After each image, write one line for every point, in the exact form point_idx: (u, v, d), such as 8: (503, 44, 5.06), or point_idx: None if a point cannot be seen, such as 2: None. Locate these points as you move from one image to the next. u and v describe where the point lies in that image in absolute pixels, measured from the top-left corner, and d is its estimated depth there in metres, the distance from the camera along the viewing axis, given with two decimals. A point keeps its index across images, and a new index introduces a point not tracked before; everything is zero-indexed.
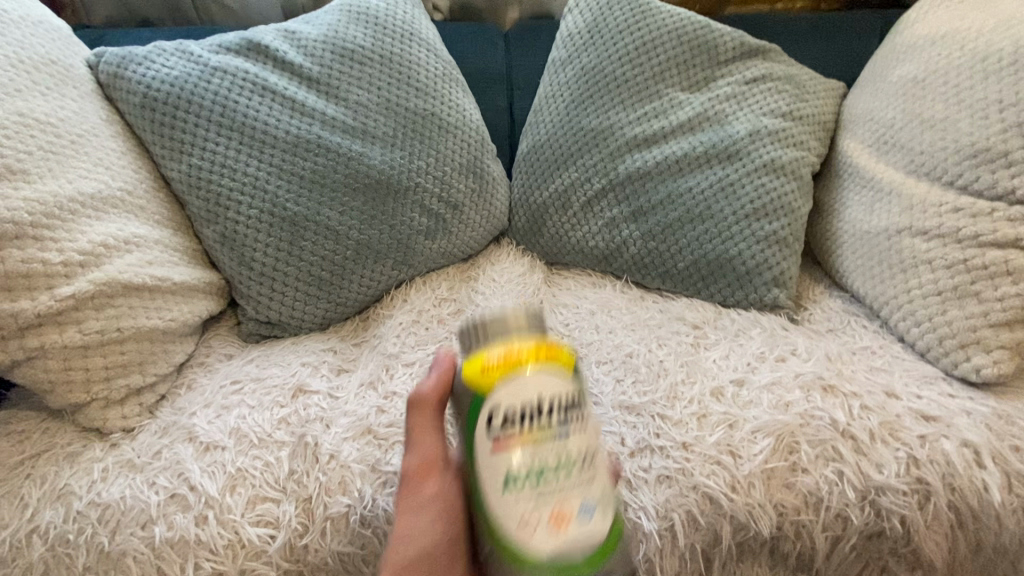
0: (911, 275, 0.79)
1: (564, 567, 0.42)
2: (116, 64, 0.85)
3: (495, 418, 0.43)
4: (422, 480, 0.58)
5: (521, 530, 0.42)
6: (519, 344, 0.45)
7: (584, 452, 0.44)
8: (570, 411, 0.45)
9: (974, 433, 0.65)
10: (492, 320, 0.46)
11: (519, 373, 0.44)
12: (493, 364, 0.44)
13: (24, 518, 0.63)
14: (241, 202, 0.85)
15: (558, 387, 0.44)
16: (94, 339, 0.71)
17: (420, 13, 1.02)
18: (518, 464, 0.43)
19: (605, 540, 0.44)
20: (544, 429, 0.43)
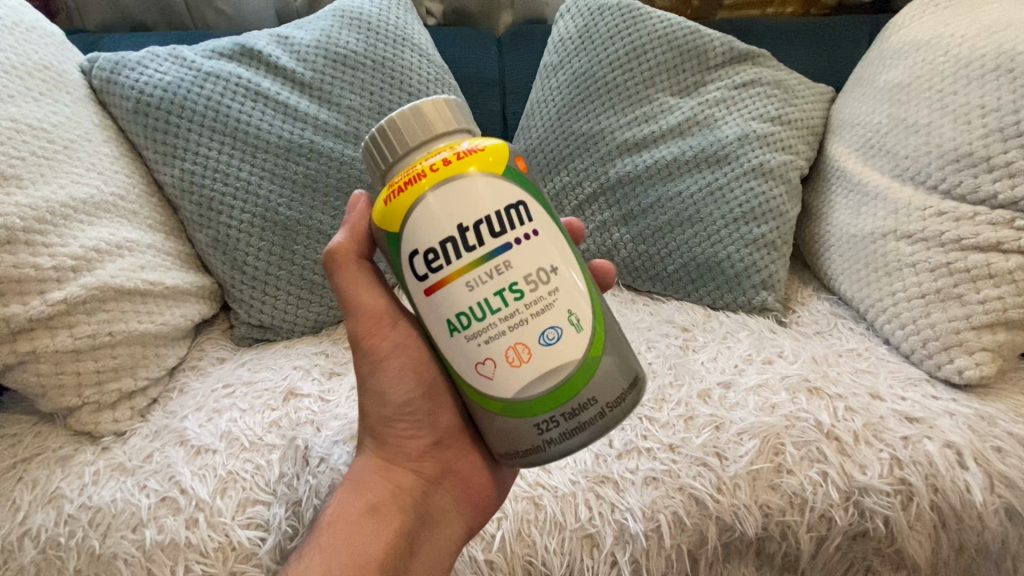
0: (896, 278, 0.80)
1: (535, 403, 0.42)
2: (108, 70, 0.86)
3: (419, 230, 0.42)
4: (376, 342, 0.55)
5: (481, 367, 0.42)
6: (434, 159, 0.43)
7: (537, 271, 0.42)
8: (509, 211, 0.42)
9: (956, 434, 0.66)
10: (392, 136, 0.44)
11: (443, 177, 0.42)
12: (406, 182, 0.43)
13: (15, 522, 0.64)
14: (234, 206, 0.85)
15: (490, 192, 0.42)
16: (86, 343, 0.72)
17: (412, 18, 1.03)
18: (456, 299, 0.42)
19: (579, 365, 0.42)
20: (477, 252, 0.41)
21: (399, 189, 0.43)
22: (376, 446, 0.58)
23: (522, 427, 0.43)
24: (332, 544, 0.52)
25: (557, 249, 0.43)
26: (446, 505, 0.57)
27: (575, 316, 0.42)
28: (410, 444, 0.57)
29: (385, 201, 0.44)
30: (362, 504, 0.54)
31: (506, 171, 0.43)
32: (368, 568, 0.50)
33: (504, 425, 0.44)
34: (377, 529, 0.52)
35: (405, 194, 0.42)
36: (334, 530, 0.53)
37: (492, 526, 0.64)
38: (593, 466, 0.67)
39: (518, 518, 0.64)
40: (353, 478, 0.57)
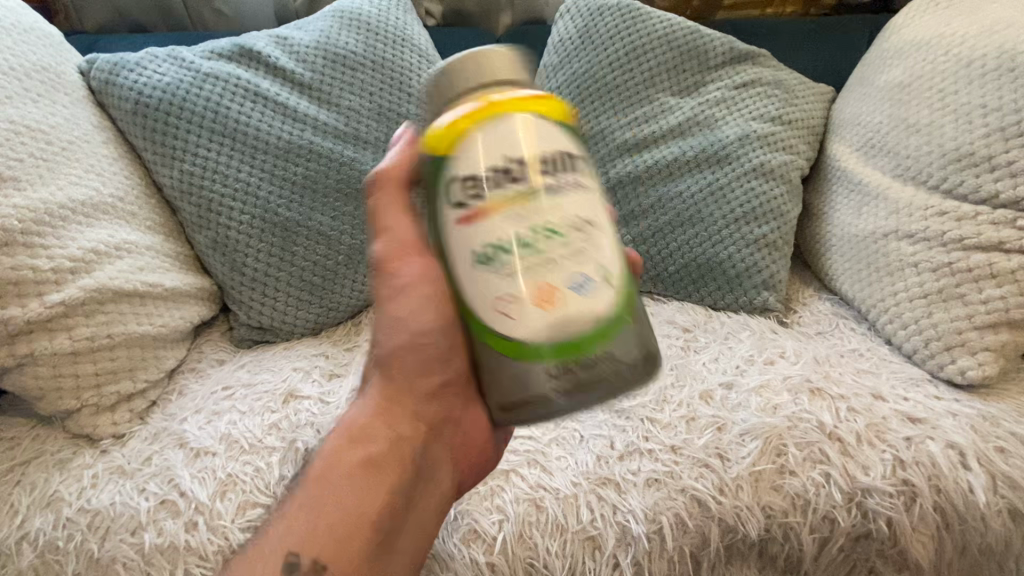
0: (897, 278, 0.80)
1: (558, 349, 0.38)
2: (107, 70, 0.85)
3: (472, 161, 0.39)
4: (392, 269, 0.51)
5: (500, 305, 0.39)
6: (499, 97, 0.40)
7: (579, 218, 0.39)
8: (565, 158, 0.40)
9: (959, 435, 0.66)
10: (452, 69, 0.41)
11: (492, 114, 0.40)
12: (468, 114, 0.40)
13: (14, 526, 0.63)
14: (233, 208, 0.85)
15: (550, 138, 0.40)
16: (84, 346, 0.71)
17: (412, 19, 1.03)
18: (496, 229, 0.38)
19: (609, 320, 0.39)
20: (529, 188, 0.39)
21: (458, 119, 0.40)
22: (380, 387, 0.53)
23: (538, 375, 0.39)
24: (319, 502, 0.49)
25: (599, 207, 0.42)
26: (439, 458, 0.54)
27: (607, 268, 0.40)
28: (417, 384, 0.52)
29: (438, 129, 0.41)
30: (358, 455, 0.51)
31: (569, 125, 0.42)
32: (355, 530, 0.48)
33: (514, 370, 0.39)
34: (369, 485, 0.50)
35: (464, 125, 0.40)
36: (324, 487, 0.50)
37: (494, 528, 0.63)
38: (594, 468, 0.67)
39: (519, 520, 0.64)
40: (354, 423, 0.53)
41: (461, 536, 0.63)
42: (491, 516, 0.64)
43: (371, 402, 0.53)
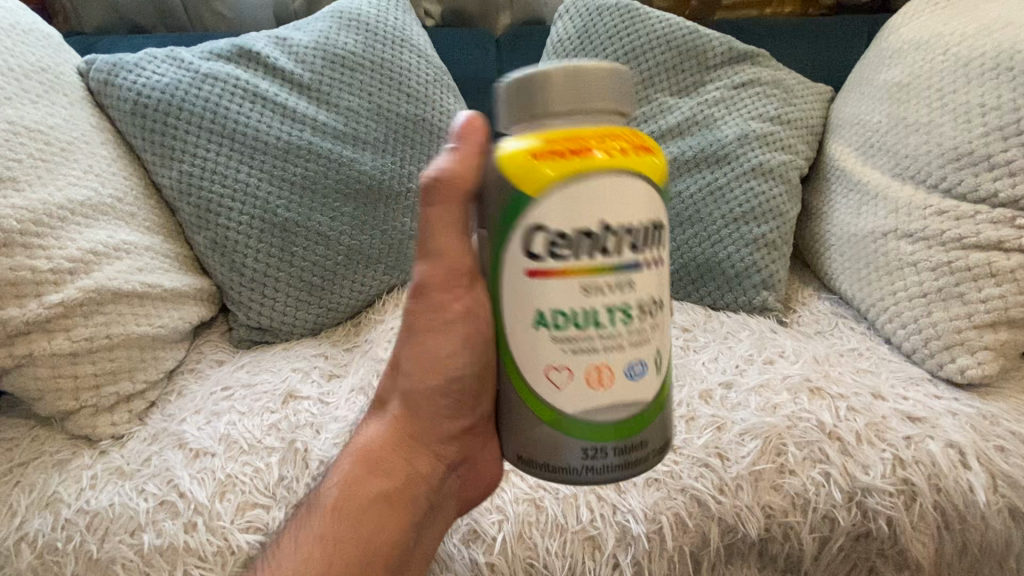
0: (897, 277, 0.80)
1: (590, 429, 0.41)
2: (106, 71, 0.85)
3: (554, 210, 0.38)
4: (436, 296, 0.53)
5: (554, 373, 0.40)
6: (602, 145, 0.38)
7: (651, 302, 0.40)
8: (652, 229, 0.40)
9: (958, 434, 0.66)
10: (548, 85, 0.38)
11: (584, 168, 0.37)
12: (563, 154, 0.38)
13: (13, 527, 0.63)
14: (232, 208, 0.85)
15: (636, 200, 0.39)
16: (83, 346, 0.71)
17: (411, 19, 1.03)
18: (565, 299, 0.39)
19: (648, 407, 0.42)
20: (610, 259, 0.38)
21: (550, 156, 0.38)
22: (398, 420, 0.57)
23: (568, 441, 0.41)
24: (338, 530, 0.53)
25: (669, 291, 0.42)
26: (449, 492, 0.59)
27: (660, 354, 0.42)
28: (438, 426, 0.56)
29: (529, 158, 0.38)
30: (374, 488, 0.55)
31: (661, 183, 0.40)
32: (368, 562, 0.52)
33: (546, 434, 0.42)
34: (385, 516, 0.54)
35: (555, 161, 0.38)
36: (340, 516, 0.54)
37: (493, 529, 0.63)
38: None
39: (519, 520, 0.64)
40: (372, 452, 0.57)
41: (460, 536, 0.63)
42: (491, 516, 0.64)
43: (386, 436, 0.57)
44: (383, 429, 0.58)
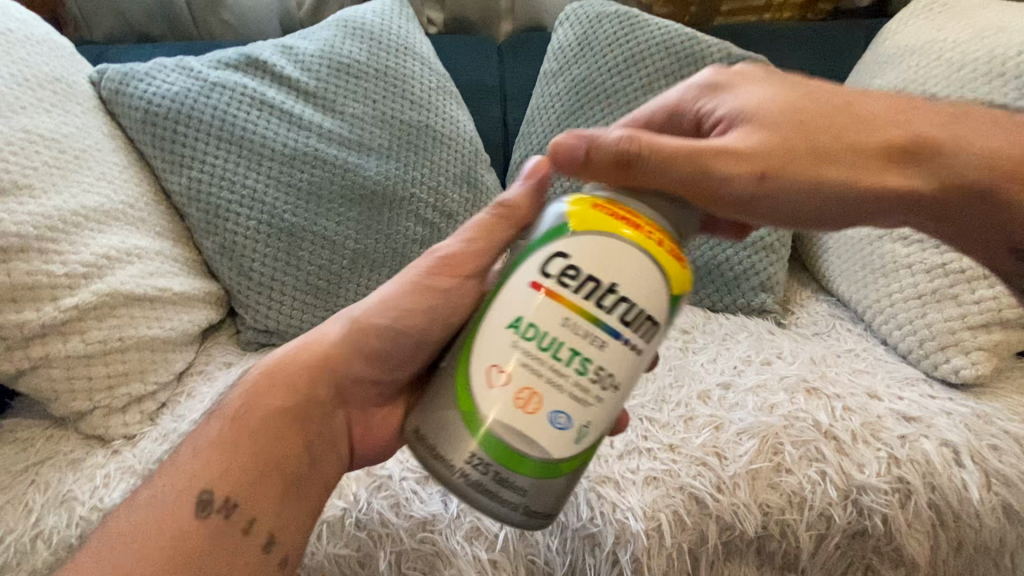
0: (891, 279, 0.82)
1: (484, 437, 0.41)
2: (118, 80, 0.87)
3: (584, 250, 0.41)
4: (441, 272, 0.54)
5: (495, 374, 0.41)
6: (659, 236, 0.42)
7: (609, 376, 0.41)
8: (646, 318, 0.41)
9: (953, 433, 0.68)
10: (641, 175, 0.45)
11: (624, 235, 0.41)
12: (630, 223, 0.42)
13: (28, 524, 0.65)
14: (240, 213, 0.87)
15: (642, 284, 0.41)
16: (98, 348, 0.74)
17: (415, 28, 1.05)
18: (549, 322, 0.40)
19: (548, 461, 0.41)
20: (597, 312, 0.40)
21: (617, 218, 0.42)
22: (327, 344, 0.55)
23: (468, 437, 0.41)
24: (234, 438, 0.50)
25: (636, 376, 0.43)
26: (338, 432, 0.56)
27: (587, 428, 0.42)
28: (357, 363, 0.55)
29: (591, 204, 0.43)
30: (284, 400, 0.52)
31: (675, 294, 0.43)
32: (262, 466, 0.50)
33: (453, 419, 0.42)
34: (285, 433, 0.52)
35: (615, 223, 0.42)
36: (242, 424, 0.51)
37: (496, 526, 0.64)
38: (594, 466, 0.67)
39: None
40: (290, 367, 0.54)
41: (464, 533, 0.64)
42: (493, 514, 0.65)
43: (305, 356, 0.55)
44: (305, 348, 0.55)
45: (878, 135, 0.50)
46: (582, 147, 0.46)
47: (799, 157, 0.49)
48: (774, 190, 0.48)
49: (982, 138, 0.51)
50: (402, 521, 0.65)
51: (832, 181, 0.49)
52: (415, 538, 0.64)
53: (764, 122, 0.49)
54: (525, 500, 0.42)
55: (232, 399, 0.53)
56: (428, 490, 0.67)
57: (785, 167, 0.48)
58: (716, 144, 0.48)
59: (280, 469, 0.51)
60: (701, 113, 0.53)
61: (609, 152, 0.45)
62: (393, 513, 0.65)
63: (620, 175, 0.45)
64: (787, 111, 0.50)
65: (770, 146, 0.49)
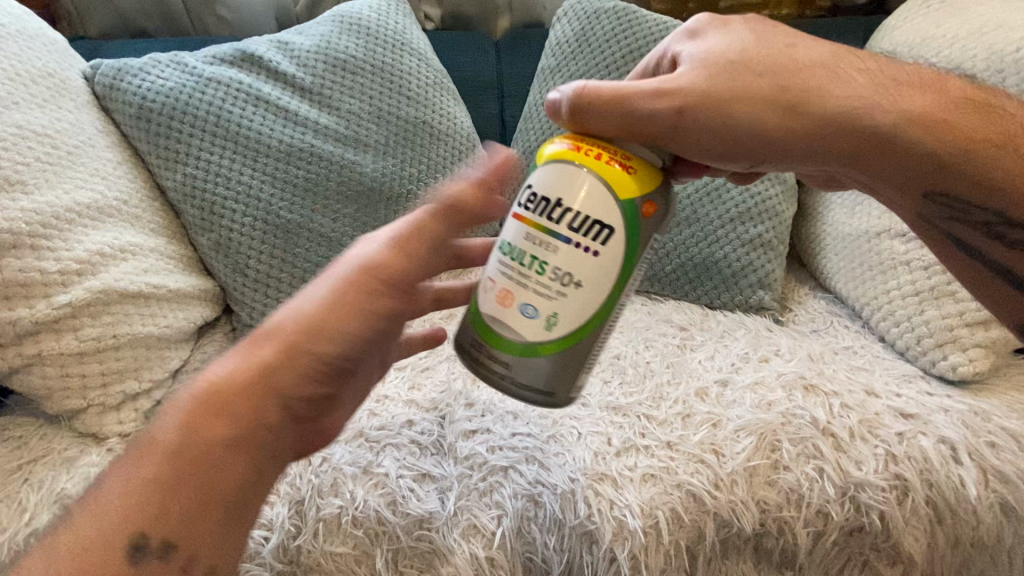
0: (890, 276, 0.82)
1: (482, 321, 0.49)
2: (111, 76, 0.87)
3: (546, 175, 0.47)
4: (375, 271, 0.50)
5: (487, 281, 0.49)
6: (615, 157, 0.47)
7: (569, 274, 0.46)
8: (597, 224, 0.45)
9: (950, 430, 0.68)
10: None
11: (577, 159, 0.46)
12: (583, 147, 0.47)
13: (21, 523, 0.64)
14: (235, 210, 0.86)
15: (592, 196, 0.45)
16: (91, 346, 0.73)
17: (411, 24, 1.05)
18: (515, 239, 0.48)
19: (530, 342, 0.47)
20: (550, 222, 0.46)
21: (574, 148, 0.47)
22: (240, 367, 0.47)
23: (469, 327, 0.51)
24: (189, 476, 0.43)
25: (602, 279, 0.46)
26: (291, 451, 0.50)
27: (556, 319, 0.47)
28: (300, 372, 0.48)
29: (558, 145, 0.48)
30: (226, 429, 0.45)
31: (628, 202, 0.46)
32: (185, 494, 0.43)
33: (464, 315, 0.52)
34: (226, 468, 0.44)
35: (575, 155, 0.47)
36: (137, 466, 0.43)
37: (493, 524, 0.64)
38: (592, 464, 0.67)
39: (518, 515, 0.65)
40: (228, 383, 0.46)
41: (461, 531, 0.64)
42: (490, 511, 0.65)
43: (222, 380, 0.46)
44: (228, 370, 0.47)
45: (787, 79, 0.52)
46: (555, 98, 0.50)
47: (720, 97, 0.51)
48: (695, 126, 0.50)
49: (886, 93, 0.54)
50: (399, 519, 0.64)
51: (750, 122, 0.52)
52: (412, 536, 0.64)
53: (698, 67, 0.52)
54: (519, 380, 0.48)
55: (160, 429, 0.45)
56: (425, 488, 0.66)
57: (712, 103, 0.51)
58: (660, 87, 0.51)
59: (209, 501, 0.44)
60: (670, 57, 0.56)
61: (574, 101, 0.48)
62: (389, 511, 0.64)
63: (590, 123, 0.48)
64: (714, 55, 0.52)
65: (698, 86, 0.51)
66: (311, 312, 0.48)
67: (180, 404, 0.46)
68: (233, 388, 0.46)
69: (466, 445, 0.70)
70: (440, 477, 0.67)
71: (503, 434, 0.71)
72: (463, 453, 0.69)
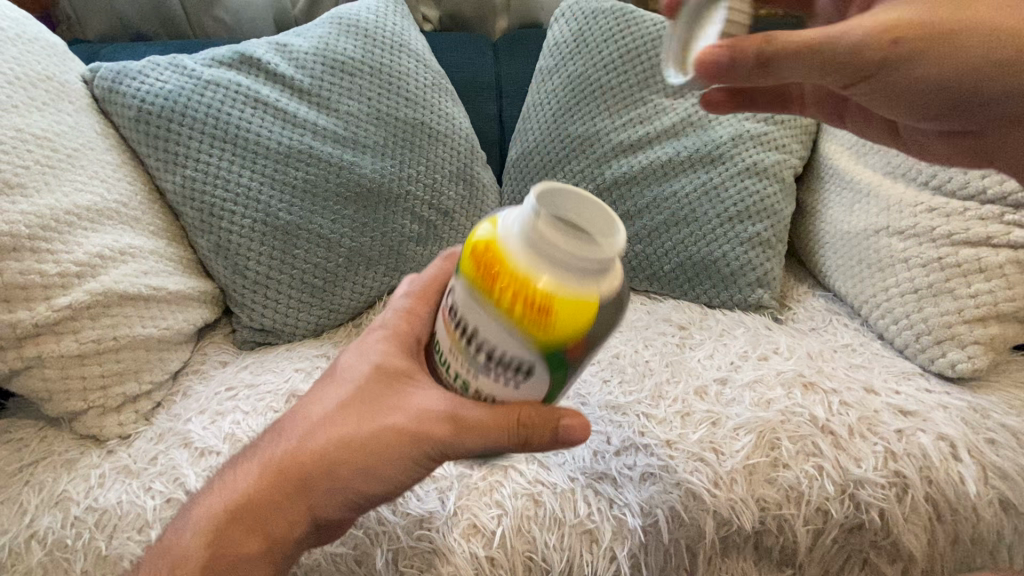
0: (889, 273, 0.82)
1: None
2: (110, 79, 0.87)
3: (462, 296, 0.41)
4: (390, 398, 0.50)
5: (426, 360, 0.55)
6: (532, 298, 0.38)
7: (488, 398, 0.43)
8: (513, 365, 0.40)
9: (950, 427, 0.68)
10: (546, 251, 0.37)
11: (489, 294, 0.39)
12: (495, 281, 0.38)
13: (22, 525, 0.64)
14: (234, 212, 0.86)
15: (505, 338, 0.39)
16: (91, 348, 0.73)
17: (409, 25, 1.05)
18: (443, 345, 0.44)
19: None
20: (465, 349, 0.42)
21: (489, 279, 0.39)
22: (267, 481, 0.51)
23: None
24: None
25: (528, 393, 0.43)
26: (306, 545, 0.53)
27: None
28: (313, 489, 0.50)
29: (476, 257, 0.40)
30: (240, 538, 0.51)
31: (543, 348, 0.39)
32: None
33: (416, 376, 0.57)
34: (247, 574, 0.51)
35: (485, 281, 0.39)
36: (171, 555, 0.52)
37: (493, 523, 0.64)
38: (591, 463, 0.68)
39: (517, 514, 0.64)
40: (249, 503, 0.51)
41: (461, 531, 0.64)
42: (490, 511, 0.65)
43: (247, 494, 0.52)
44: (251, 479, 0.52)
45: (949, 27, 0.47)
46: (726, 53, 0.43)
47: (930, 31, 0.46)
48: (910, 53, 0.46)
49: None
50: (399, 518, 0.64)
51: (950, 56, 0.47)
52: (413, 535, 0.64)
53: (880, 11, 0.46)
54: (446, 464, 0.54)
55: (190, 539, 0.52)
56: (425, 487, 0.66)
57: (908, 33, 0.46)
58: (839, 39, 0.44)
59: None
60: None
61: (751, 58, 0.43)
62: (389, 511, 0.65)
63: (762, 80, 0.44)
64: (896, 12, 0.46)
65: (884, 32, 0.45)
66: (326, 453, 0.49)
67: (209, 512, 0.53)
68: (253, 508, 0.51)
69: None
70: (440, 476, 0.67)
71: None
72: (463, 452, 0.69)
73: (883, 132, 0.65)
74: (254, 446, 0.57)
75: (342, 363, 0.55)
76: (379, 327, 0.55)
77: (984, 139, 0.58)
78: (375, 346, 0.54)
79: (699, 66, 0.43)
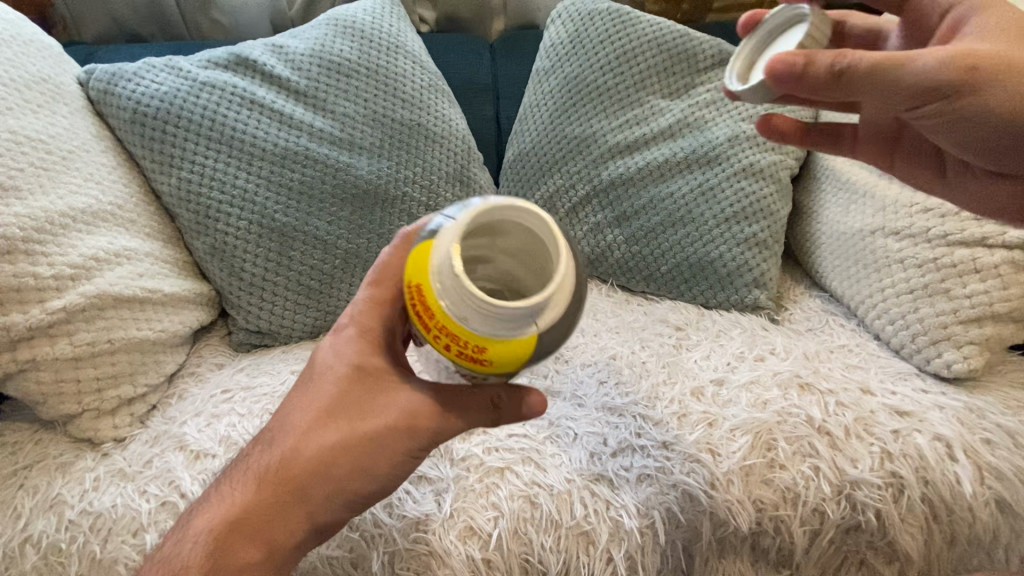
0: (885, 274, 0.82)
1: None
2: (105, 81, 0.87)
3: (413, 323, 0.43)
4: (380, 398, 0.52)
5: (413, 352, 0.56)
6: (465, 348, 0.40)
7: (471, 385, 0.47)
8: (472, 376, 0.43)
9: (946, 427, 0.68)
10: (463, 315, 0.38)
11: (428, 335, 0.41)
12: (430, 329, 0.40)
13: (17, 529, 0.64)
14: (230, 214, 0.86)
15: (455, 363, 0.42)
16: (85, 351, 0.73)
17: (405, 26, 1.05)
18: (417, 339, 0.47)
19: None
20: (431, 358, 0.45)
21: (424, 323, 0.41)
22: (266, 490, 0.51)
23: None
24: None
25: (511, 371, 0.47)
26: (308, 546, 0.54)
27: None
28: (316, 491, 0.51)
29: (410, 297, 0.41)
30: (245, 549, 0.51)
31: (491, 373, 0.41)
32: None
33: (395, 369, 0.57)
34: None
35: (422, 321, 0.41)
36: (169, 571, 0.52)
37: (489, 526, 0.64)
38: (588, 465, 0.68)
39: (514, 517, 0.64)
40: (250, 513, 0.52)
41: (457, 533, 0.64)
42: (486, 513, 0.64)
43: (248, 505, 0.52)
44: (247, 491, 0.52)
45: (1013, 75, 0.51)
46: (802, 57, 0.47)
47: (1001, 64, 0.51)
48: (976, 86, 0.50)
49: None
50: (395, 521, 0.64)
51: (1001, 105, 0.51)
52: (409, 538, 0.64)
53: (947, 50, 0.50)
54: None
55: (190, 552, 0.52)
56: (421, 490, 0.66)
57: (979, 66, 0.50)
58: (909, 67, 0.48)
59: None
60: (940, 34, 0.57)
61: (824, 68, 0.47)
62: (385, 514, 0.64)
63: (830, 89, 0.48)
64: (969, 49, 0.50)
65: (957, 63, 0.49)
66: (325, 455, 0.51)
67: (203, 526, 0.52)
68: (253, 518, 0.52)
69: (463, 446, 0.69)
70: (436, 479, 0.67)
71: (499, 435, 0.70)
72: (459, 455, 0.68)
73: (930, 170, 0.68)
74: (240, 457, 0.57)
75: (314, 363, 0.55)
76: (346, 323, 0.56)
77: (1021, 182, 0.61)
78: (348, 344, 0.55)
79: (769, 70, 0.47)
